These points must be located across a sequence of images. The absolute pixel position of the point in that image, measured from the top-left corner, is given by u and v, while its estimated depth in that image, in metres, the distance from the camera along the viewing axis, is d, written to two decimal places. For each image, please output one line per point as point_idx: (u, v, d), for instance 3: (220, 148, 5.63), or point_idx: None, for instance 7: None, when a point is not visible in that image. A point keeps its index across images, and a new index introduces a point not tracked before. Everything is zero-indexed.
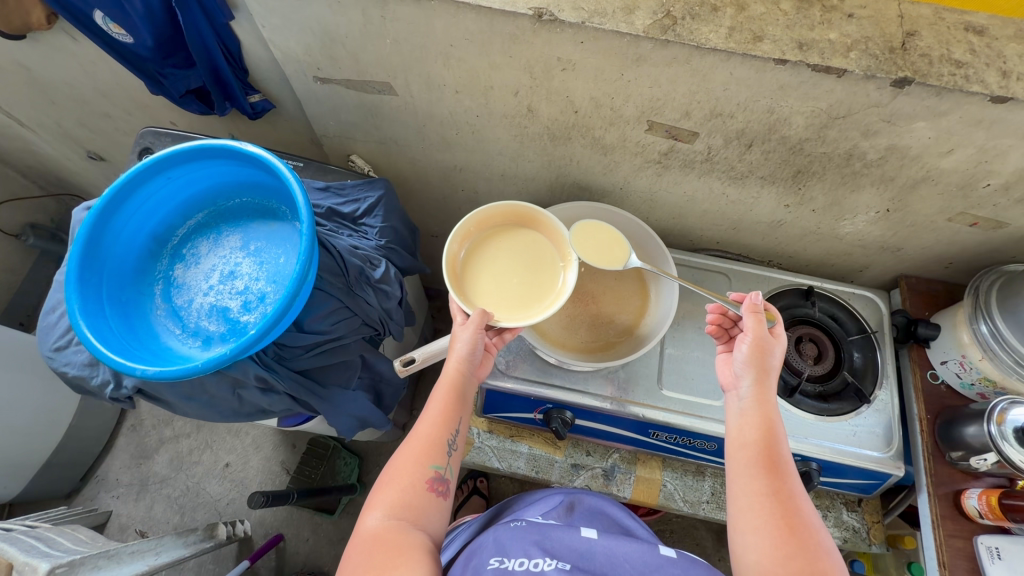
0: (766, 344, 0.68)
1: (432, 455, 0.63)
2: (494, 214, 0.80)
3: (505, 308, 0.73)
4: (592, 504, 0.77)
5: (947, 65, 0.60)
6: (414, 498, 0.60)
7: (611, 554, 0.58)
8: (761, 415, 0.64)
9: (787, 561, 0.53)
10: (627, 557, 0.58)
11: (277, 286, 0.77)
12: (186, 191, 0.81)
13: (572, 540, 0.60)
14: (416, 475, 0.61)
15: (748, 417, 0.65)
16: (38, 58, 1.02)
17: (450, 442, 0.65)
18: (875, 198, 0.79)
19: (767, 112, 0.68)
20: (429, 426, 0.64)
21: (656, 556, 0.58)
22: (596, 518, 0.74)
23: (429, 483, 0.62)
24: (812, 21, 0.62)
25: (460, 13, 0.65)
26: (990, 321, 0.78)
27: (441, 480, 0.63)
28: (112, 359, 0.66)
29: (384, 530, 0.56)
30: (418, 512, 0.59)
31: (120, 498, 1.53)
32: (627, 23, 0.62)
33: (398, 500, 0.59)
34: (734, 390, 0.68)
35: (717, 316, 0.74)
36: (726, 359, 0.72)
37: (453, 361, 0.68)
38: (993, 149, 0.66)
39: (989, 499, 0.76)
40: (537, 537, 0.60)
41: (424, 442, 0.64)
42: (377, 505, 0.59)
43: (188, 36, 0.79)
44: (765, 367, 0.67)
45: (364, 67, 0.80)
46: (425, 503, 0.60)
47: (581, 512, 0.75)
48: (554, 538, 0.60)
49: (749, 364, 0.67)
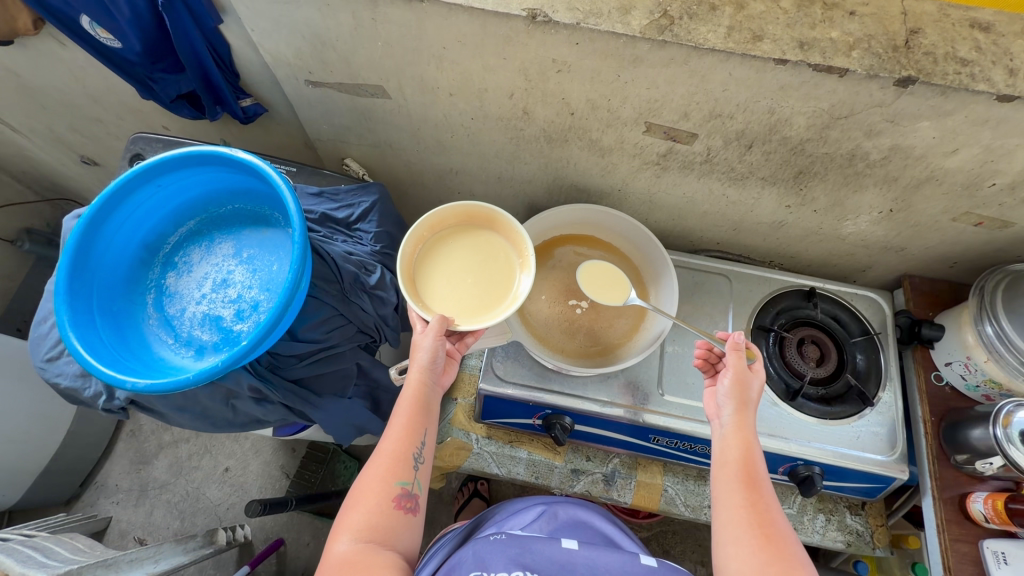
0: (746, 373, 0.69)
1: (398, 471, 0.62)
2: (446, 215, 0.76)
3: (464, 312, 0.70)
4: (574, 514, 0.77)
5: (952, 63, 0.58)
6: (381, 518, 0.59)
7: (592, 565, 0.59)
8: (742, 439, 0.65)
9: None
10: (608, 566, 0.59)
11: (270, 294, 0.76)
12: (177, 198, 0.80)
13: (553, 552, 0.60)
14: (382, 493, 0.60)
15: (729, 440, 0.65)
16: (27, 64, 1.00)
17: (416, 456, 0.64)
18: (878, 198, 0.78)
19: (768, 112, 0.67)
20: (394, 442, 0.63)
21: (637, 565, 0.60)
22: (578, 529, 0.74)
23: (396, 500, 0.61)
24: (813, 19, 0.61)
25: (452, 15, 0.64)
26: (995, 322, 0.76)
27: (409, 496, 0.62)
28: (104, 371, 0.65)
29: (354, 553, 0.55)
30: (386, 532, 0.58)
31: (120, 504, 1.53)
32: (623, 24, 0.60)
33: (366, 521, 0.58)
34: (717, 419, 0.70)
35: (704, 352, 0.74)
36: (711, 391, 0.73)
37: (415, 372, 0.68)
38: (999, 148, 0.64)
39: (995, 503, 0.75)
40: (518, 550, 0.60)
41: (389, 459, 0.62)
42: (345, 529, 0.58)
43: (176, 40, 0.78)
44: (747, 398, 0.68)
45: (356, 70, 0.79)
46: (394, 521, 0.59)
47: (561, 523, 0.75)
48: (535, 551, 0.60)
49: (729, 391, 0.68)
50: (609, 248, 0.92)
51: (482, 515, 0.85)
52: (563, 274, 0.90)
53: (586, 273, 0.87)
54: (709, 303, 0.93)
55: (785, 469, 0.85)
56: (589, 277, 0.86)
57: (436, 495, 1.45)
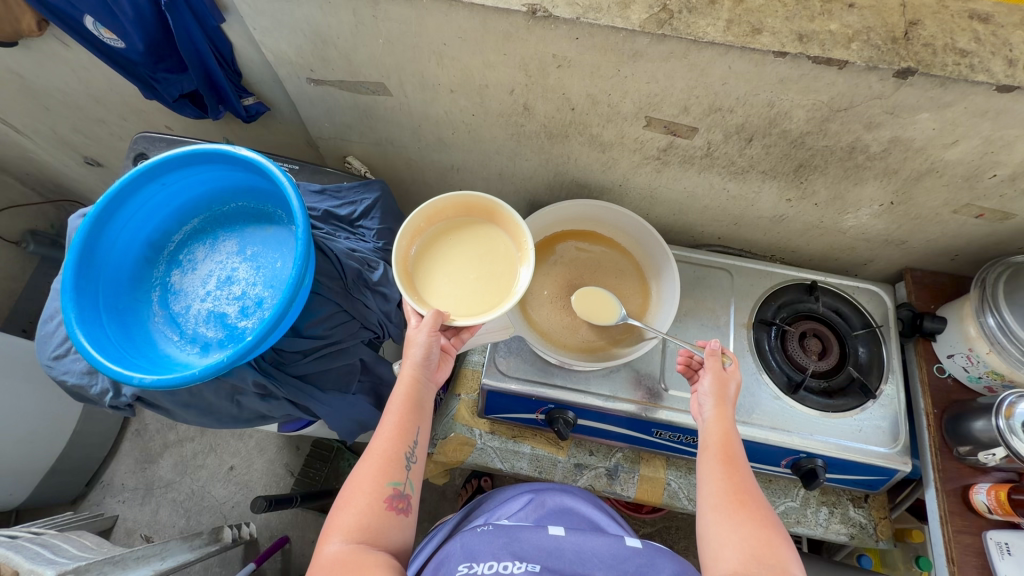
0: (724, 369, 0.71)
1: (390, 471, 0.62)
2: (444, 207, 0.76)
3: (461, 307, 0.71)
4: (558, 502, 0.77)
5: (952, 54, 0.58)
6: (372, 519, 0.59)
7: (580, 550, 0.60)
8: (722, 426, 0.67)
9: (745, 542, 0.55)
10: (596, 551, 0.60)
11: (274, 291, 0.77)
12: (181, 196, 0.80)
13: (541, 539, 0.61)
14: (373, 494, 0.61)
15: (709, 427, 0.68)
16: (31, 65, 1.01)
17: (408, 455, 0.64)
18: (879, 191, 0.78)
19: (768, 106, 0.67)
20: (386, 441, 0.64)
21: (623, 547, 0.61)
22: (565, 516, 0.74)
23: (388, 501, 0.61)
24: (812, 12, 0.61)
25: (452, 11, 0.64)
26: (997, 313, 0.76)
27: (401, 497, 0.62)
28: (110, 368, 0.66)
29: (345, 554, 0.55)
30: (376, 532, 0.58)
31: (126, 503, 1.54)
32: (623, 18, 0.60)
33: (356, 522, 0.58)
34: (699, 413, 0.72)
35: (684, 358, 0.78)
36: (694, 394, 0.76)
37: (408, 368, 0.68)
38: (999, 140, 0.64)
39: (998, 494, 0.75)
40: (506, 539, 0.61)
41: (381, 460, 0.63)
42: (336, 531, 0.58)
43: (178, 40, 0.79)
44: (725, 394, 0.69)
45: (356, 67, 0.79)
46: (385, 522, 0.59)
47: (549, 510, 0.75)
48: (523, 539, 0.61)
49: (707, 385, 0.70)
50: (611, 245, 0.93)
51: (478, 503, 0.86)
52: (565, 269, 0.90)
53: (581, 301, 0.86)
54: (711, 297, 0.93)
55: (788, 461, 0.85)
56: (585, 311, 0.86)
57: (440, 492, 1.46)
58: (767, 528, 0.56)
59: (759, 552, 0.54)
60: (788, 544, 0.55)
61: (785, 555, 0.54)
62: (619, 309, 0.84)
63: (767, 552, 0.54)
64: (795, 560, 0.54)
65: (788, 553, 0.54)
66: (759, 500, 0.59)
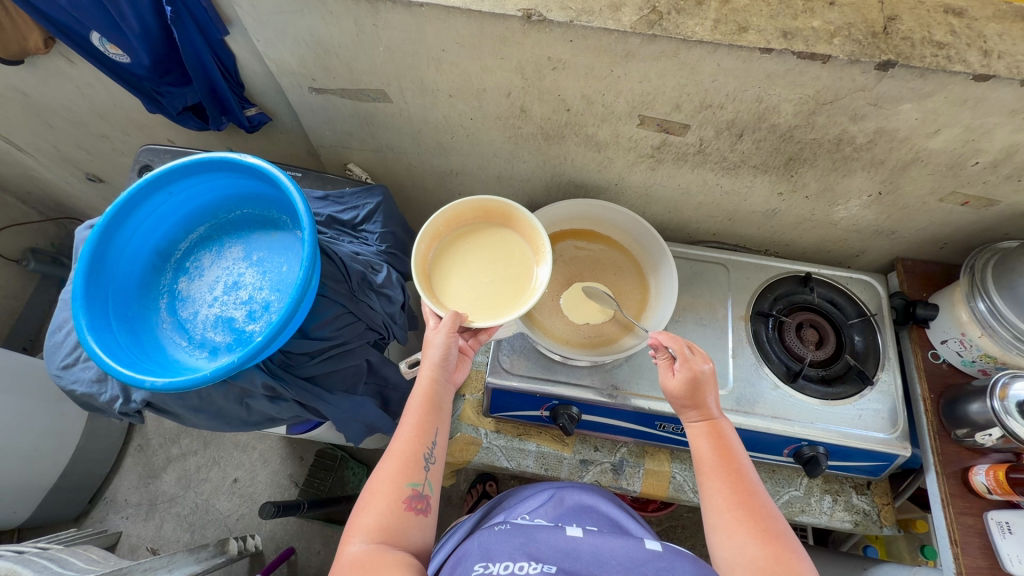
0: (674, 377, 0.72)
1: (410, 472, 0.63)
2: (462, 210, 0.78)
3: (477, 309, 0.73)
4: (576, 500, 0.78)
5: (929, 47, 0.61)
6: (392, 520, 0.60)
7: (597, 552, 0.60)
8: (709, 440, 0.68)
9: (752, 563, 0.57)
10: (614, 554, 0.59)
11: (281, 294, 0.78)
12: (188, 205, 0.82)
13: (557, 540, 0.61)
14: (393, 494, 0.61)
15: (695, 442, 0.69)
16: (37, 84, 1.03)
17: (426, 456, 0.65)
18: (867, 181, 0.80)
19: (757, 101, 0.70)
20: (404, 442, 0.65)
21: (642, 550, 0.60)
22: (584, 514, 0.75)
23: (407, 502, 0.62)
24: (795, 10, 0.64)
25: (450, 18, 0.66)
26: (987, 298, 0.79)
27: (420, 498, 0.63)
28: (122, 372, 0.67)
29: (365, 554, 0.56)
30: (396, 532, 0.59)
31: (130, 519, 1.53)
32: (615, 20, 0.63)
33: (376, 522, 0.59)
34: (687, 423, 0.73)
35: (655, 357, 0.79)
36: None
37: (427, 369, 0.70)
38: (979, 127, 0.67)
39: (997, 474, 0.76)
40: (523, 540, 0.61)
41: (400, 460, 0.64)
42: (357, 531, 0.59)
43: (184, 53, 0.81)
44: (701, 397, 0.70)
45: (358, 76, 0.81)
46: (405, 523, 0.60)
47: (568, 508, 0.76)
48: (540, 540, 0.61)
49: (677, 396, 0.71)
50: (609, 242, 0.95)
51: (495, 502, 0.87)
52: (565, 268, 0.92)
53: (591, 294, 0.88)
54: (708, 292, 0.95)
55: (789, 450, 0.86)
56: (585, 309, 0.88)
57: (445, 497, 1.47)
58: (771, 540, 0.58)
59: (767, 570, 0.55)
60: (793, 549, 0.58)
61: (794, 567, 0.55)
62: (609, 308, 0.88)
63: (775, 569, 0.56)
64: (804, 563, 0.57)
65: (796, 562, 0.56)
66: (758, 506, 0.62)
